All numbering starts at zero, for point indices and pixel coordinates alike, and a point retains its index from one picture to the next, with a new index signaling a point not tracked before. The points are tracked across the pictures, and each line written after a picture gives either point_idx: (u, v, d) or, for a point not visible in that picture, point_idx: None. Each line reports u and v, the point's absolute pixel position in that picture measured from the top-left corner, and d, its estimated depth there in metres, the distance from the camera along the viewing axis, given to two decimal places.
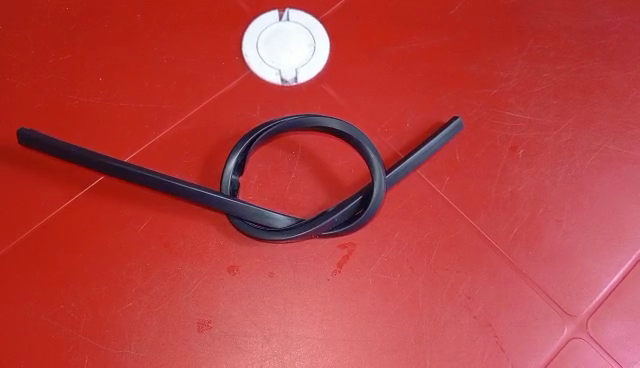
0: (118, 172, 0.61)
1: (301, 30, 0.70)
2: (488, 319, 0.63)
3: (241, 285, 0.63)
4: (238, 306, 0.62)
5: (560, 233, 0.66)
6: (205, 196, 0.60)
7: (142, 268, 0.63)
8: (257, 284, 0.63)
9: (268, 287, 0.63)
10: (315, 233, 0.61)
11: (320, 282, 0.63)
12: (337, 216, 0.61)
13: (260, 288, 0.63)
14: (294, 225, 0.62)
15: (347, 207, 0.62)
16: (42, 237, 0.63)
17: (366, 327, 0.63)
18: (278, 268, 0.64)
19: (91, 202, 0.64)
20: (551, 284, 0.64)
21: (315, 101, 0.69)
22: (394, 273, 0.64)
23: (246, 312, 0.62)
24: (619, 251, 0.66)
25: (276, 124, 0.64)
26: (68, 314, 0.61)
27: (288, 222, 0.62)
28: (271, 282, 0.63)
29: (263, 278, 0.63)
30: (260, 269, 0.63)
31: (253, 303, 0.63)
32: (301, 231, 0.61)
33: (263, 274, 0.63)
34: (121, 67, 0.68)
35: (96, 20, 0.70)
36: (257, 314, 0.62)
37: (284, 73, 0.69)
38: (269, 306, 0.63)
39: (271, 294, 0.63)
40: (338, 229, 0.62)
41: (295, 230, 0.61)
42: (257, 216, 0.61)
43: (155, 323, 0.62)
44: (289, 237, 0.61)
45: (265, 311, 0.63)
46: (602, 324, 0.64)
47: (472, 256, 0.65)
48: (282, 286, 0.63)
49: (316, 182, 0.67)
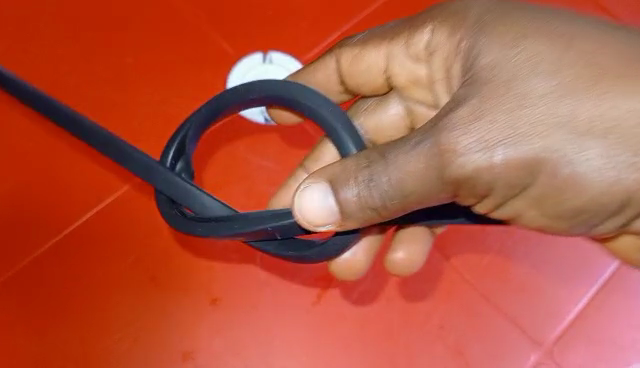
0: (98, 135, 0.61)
1: (283, 73, 0.75)
2: (459, 348, 0.66)
3: (401, 140, 0.45)
4: (381, 189, 0.45)
5: (527, 264, 0.69)
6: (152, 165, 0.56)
7: (131, 301, 0.66)
8: (359, 164, 0.47)
9: (331, 206, 0.47)
10: (241, 92, 0.57)
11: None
12: (308, 114, 0.57)
13: (348, 191, 0.46)
14: (181, 152, 0.57)
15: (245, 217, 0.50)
16: (33, 272, 0.66)
17: (343, 353, 0.65)
18: (323, 224, 0.47)
19: (83, 236, 0.67)
20: (519, 312, 0.68)
21: (294, 141, 0.72)
22: (370, 304, 0.67)
23: (421, 148, 0.44)
24: (582, 280, 0.69)
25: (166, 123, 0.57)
26: (58, 346, 0.64)
27: (192, 132, 0.57)
28: (327, 217, 0.47)
29: (358, 164, 0.47)
30: (354, 161, 0.47)
31: (381, 163, 0.45)
32: (176, 146, 0.57)
33: (373, 163, 0.46)
34: (113, 106, 0.72)
35: (88, 62, 0.73)
36: (386, 201, 0.46)
37: (267, 111, 0.72)
38: (345, 205, 0.47)
39: (357, 167, 0.47)
40: (340, 113, 0.56)
41: (178, 133, 0.57)
42: (112, 141, 0.59)
43: (141, 354, 0.64)
44: (166, 148, 0.57)
45: (347, 191, 0.46)
46: (569, 350, 0.67)
47: (444, 287, 0.68)
48: (349, 186, 0.47)
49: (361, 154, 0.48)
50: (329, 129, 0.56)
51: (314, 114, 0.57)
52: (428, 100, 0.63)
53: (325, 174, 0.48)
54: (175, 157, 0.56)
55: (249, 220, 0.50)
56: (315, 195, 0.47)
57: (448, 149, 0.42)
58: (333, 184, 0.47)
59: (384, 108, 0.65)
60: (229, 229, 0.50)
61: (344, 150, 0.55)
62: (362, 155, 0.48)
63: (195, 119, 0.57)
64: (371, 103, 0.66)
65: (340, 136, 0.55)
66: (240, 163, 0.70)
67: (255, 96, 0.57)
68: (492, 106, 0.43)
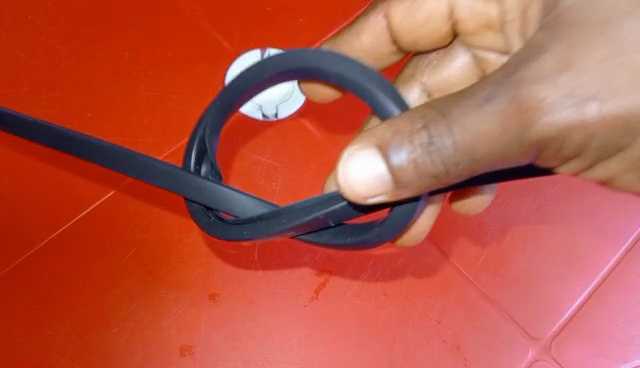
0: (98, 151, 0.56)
1: None
2: (457, 343, 0.66)
3: (467, 92, 0.45)
4: (449, 141, 0.44)
5: (525, 260, 0.69)
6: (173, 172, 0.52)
7: (128, 296, 0.66)
8: (424, 118, 0.44)
9: (381, 172, 0.45)
10: (249, 76, 0.52)
11: (405, 90, 0.69)
12: (336, 81, 0.50)
13: (405, 150, 0.45)
14: (203, 153, 0.53)
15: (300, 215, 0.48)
16: (31, 267, 0.66)
17: (340, 348, 0.65)
18: (372, 194, 0.46)
19: (80, 231, 0.67)
20: (516, 307, 0.68)
21: (294, 137, 0.72)
22: (368, 299, 0.67)
23: (499, 98, 0.44)
24: (580, 276, 0.69)
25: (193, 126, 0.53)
26: (56, 340, 0.64)
27: (208, 129, 0.52)
28: (378, 186, 0.45)
29: (415, 116, 0.45)
30: (410, 114, 0.45)
31: (450, 114, 0.44)
32: (196, 146, 0.53)
33: (430, 120, 0.44)
34: (110, 101, 0.72)
35: (87, 57, 0.73)
36: (459, 155, 0.44)
37: (265, 108, 0.73)
38: (401, 167, 0.45)
39: (423, 118, 0.44)
40: (369, 71, 0.49)
41: (193, 135, 0.53)
42: (129, 156, 0.54)
43: (139, 348, 0.64)
44: (185, 153, 0.53)
45: (406, 150, 0.45)
46: (565, 345, 0.67)
47: (441, 282, 0.68)
48: (400, 149, 0.45)
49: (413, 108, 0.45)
50: (363, 94, 0.49)
51: (343, 79, 0.49)
52: (498, 45, 0.66)
53: (369, 137, 0.46)
54: (197, 161, 0.53)
55: (295, 212, 0.48)
56: (364, 162, 0.45)
57: (533, 105, 0.44)
58: (383, 150, 0.45)
59: (450, 60, 0.69)
60: (277, 224, 0.48)
61: (388, 113, 0.48)
62: (419, 108, 0.45)
63: (208, 114, 0.53)
64: (434, 58, 0.70)
65: (378, 96, 0.49)
66: (239, 160, 0.71)
67: (270, 75, 0.51)
68: (579, 60, 0.44)
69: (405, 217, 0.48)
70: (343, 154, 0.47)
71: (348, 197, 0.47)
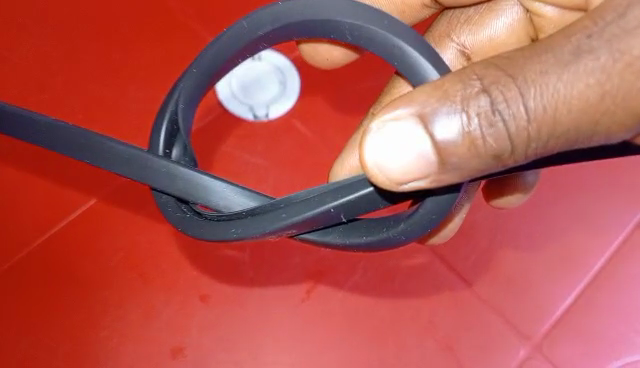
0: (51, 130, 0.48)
1: (271, 69, 0.75)
2: (449, 343, 0.66)
3: (543, 48, 0.41)
4: (523, 108, 0.40)
5: (516, 260, 0.69)
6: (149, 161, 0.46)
7: (119, 297, 0.65)
8: (484, 80, 0.40)
9: (421, 147, 0.41)
10: (240, 35, 0.48)
11: (440, 48, 0.65)
12: (351, 39, 0.47)
13: (454, 121, 0.40)
14: (172, 136, 0.49)
15: (305, 211, 0.43)
16: (21, 269, 0.66)
17: (332, 348, 0.65)
18: (411, 175, 0.42)
19: (69, 233, 0.67)
20: (508, 306, 0.68)
21: (285, 137, 0.72)
22: (359, 299, 0.67)
23: (583, 58, 0.40)
24: (571, 275, 0.69)
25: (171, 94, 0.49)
26: (45, 343, 0.64)
27: (183, 104, 0.49)
28: (417, 165, 0.41)
29: (467, 76, 0.41)
30: (452, 77, 0.41)
31: (523, 76, 0.40)
32: (167, 127, 0.49)
33: (489, 83, 0.40)
34: (100, 102, 0.72)
35: (77, 59, 0.73)
36: (534, 126, 0.40)
37: (256, 108, 0.73)
38: (449, 141, 0.41)
39: (489, 78, 0.40)
40: (397, 25, 0.45)
41: (163, 114, 0.49)
42: (89, 145, 0.46)
43: (130, 350, 0.64)
44: (153, 136, 0.49)
45: (459, 119, 0.40)
46: (558, 344, 0.67)
47: (433, 282, 0.68)
48: (446, 121, 0.40)
49: (463, 68, 0.42)
50: (391, 52, 0.46)
51: (367, 36, 0.46)
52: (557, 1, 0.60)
53: (408, 106, 0.41)
54: (167, 146, 0.49)
55: (298, 205, 0.43)
56: (401, 133, 0.41)
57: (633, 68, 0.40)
58: (424, 119, 0.41)
59: (493, 15, 0.65)
60: (273, 224, 0.43)
61: (420, 76, 0.45)
62: (468, 67, 0.41)
63: (185, 86, 0.49)
64: (473, 13, 0.66)
65: (409, 53, 0.45)
66: (230, 160, 0.71)
67: (267, 32, 0.48)
68: None
69: (436, 211, 0.45)
70: (369, 126, 0.43)
71: (381, 185, 0.42)
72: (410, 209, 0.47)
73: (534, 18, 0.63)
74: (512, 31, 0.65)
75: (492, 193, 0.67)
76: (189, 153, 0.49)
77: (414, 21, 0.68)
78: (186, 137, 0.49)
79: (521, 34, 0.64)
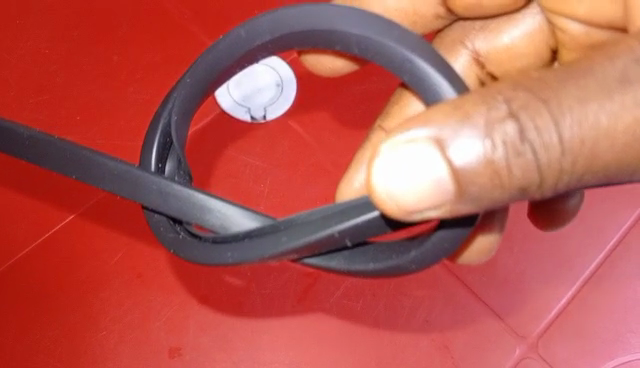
0: (52, 150, 0.48)
1: (269, 73, 0.75)
2: (446, 342, 0.66)
3: (582, 70, 0.37)
4: (556, 138, 0.37)
5: (511, 260, 0.70)
6: (142, 180, 0.44)
7: (117, 298, 0.66)
8: (512, 104, 0.37)
9: (437, 174, 0.38)
10: (238, 45, 0.49)
11: (452, 56, 0.67)
12: (358, 50, 0.46)
13: (475, 146, 0.37)
14: (165, 150, 0.49)
15: (304, 236, 0.40)
16: (20, 270, 0.66)
17: (329, 348, 0.66)
18: (426, 205, 0.39)
19: (67, 236, 0.67)
20: (503, 305, 0.68)
21: (281, 139, 0.73)
22: (356, 299, 0.67)
23: (632, 86, 0.37)
24: (567, 275, 0.69)
25: (165, 106, 0.49)
26: (44, 344, 0.64)
27: (177, 115, 0.49)
28: (435, 196, 0.39)
29: (491, 97, 0.38)
30: (473, 98, 0.38)
31: (557, 102, 0.37)
32: (160, 140, 0.49)
33: (520, 107, 0.37)
34: (97, 104, 0.72)
35: (75, 61, 0.73)
36: (568, 158, 0.38)
37: (253, 111, 0.73)
38: (470, 169, 0.38)
39: (518, 102, 0.37)
40: (407, 38, 0.45)
41: (156, 126, 0.49)
42: (84, 164, 0.46)
43: (127, 350, 0.64)
44: (146, 150, 0.48)
45: (482, 146, 0.37)
46: (553, 343, 0.67)
47: (429, 282, 0.69)
48: (464, 146, 0.37)
49: (487, 87, 0.39)
50: (401, 64, 0.45)
51: (376, 49, 0.45)
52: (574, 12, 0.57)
53: (423, 128, 0.38)
54: (160, 160, 0.49)
55: (297, 229, 0.40)
56: (417, 161, 0.38)
57: None
58: (441, 144, 0.38)
59: (511, 24, 0.65)
60: (273, 249, 0.40)
61: (432, 91, 0.44)
62: (492, 87, 0.38)
63: (178, 96, 0.49)
64: (491, 21, 0.66)
65: (420, 66, 0.44)
66: (227, 162, 0.71)
67: (266, 41, 0.48)
68: None
69: (451, 240, 0.42)
70: (380, 146, 0.40)
71: (389, 214, 0.39)
72: (423, 235, 0.44)
73: (557, 32, 0.61)
74: (529, 39, 0.64)
75: (538, 221, 0.63)
76: (183, 167, 0.49)
77: (427, 31, 0.69)
78: (180, 151, 0.48)
79: (539, 42, 0.64)
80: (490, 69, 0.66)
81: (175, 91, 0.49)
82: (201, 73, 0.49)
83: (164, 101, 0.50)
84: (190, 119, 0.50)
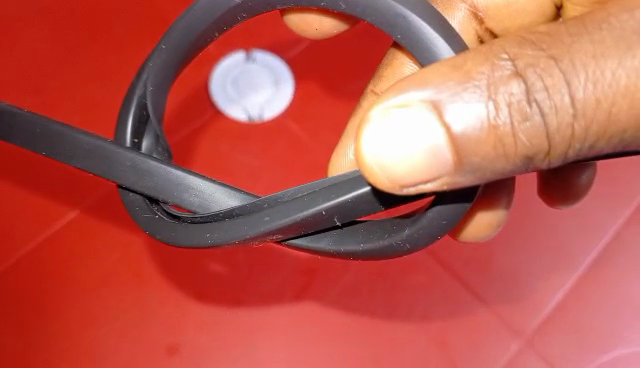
0: (20, 122, 0.45)
1: (265, 71, 0.76)
2: (442, 338, 0.67)
3: (595, 26, 0.37)
4: (567, 98, 0.37)
5: (507, 257, 0.70)
6: (117, 156, 0.42)
7: (115, 296, 0.66)
8: (517, 62, 0.37)
9: (434, 143, 0.38)
10: (216, 4, 0.47)
11: (450, 11, 0.63)
12: (346, 5, 0.46)
13: (474, 110, 0.37)
14: (142, 123, 0.47)
15: (290, 215, 0.39)
16: (20, 268, 0.67)
17: (327, 344, 0.66)
18: (420, 179, 0.39)
19: (67, 233, 0.68)
20: (500, 302, 0.69)
21: (277, 138, 0.73)
22: (353, 296, 0.68)
23: None
24: (561, 272, 0.70)
25: (141, 77, 0.48)
26: (42, 341, 0.64)
27: (152, 85, 0.47)
28: (435, 164, 0.38)
29: (496, 56, 0.37)
30: (475, 55, 0.38)
31: (568, 59, 0.37)
32: (135, 114, 0.47)
33: (532, 65, 0.37)
34: (95, 103, 0.72)
35: (72, 60, 0.74)
36: (579, 120, 0.38)
37: (250, 109, 0.74)
38: (471, 134, 0.37)
39: (524, 60, 0.37)
40: None
41: (131, 99, 0.47)
42: (54, 138, 0.44)
43: (126, 348, 0.65)
44: (121, 123, 0.47)
45: (483, 108, 0.37)
46: (549, 339, 0.67)
47: (426, 279, 0.69)
48: (461, 109, 0.37)
49: (489, 45, 0.38)
50: (394, 20, 0.43)
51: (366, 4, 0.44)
52: None
53: (420, 90, 0.37)
54: (137, 135, 0.47)
55: (283, 207, 0.40)
56: (412, 127, 0.37)
57: None
58: (438, 109, 0.37)
59: None
60: (255, 228, 0.40)
61: (428, 54, 0.42)
62: (496, 44, 0.38)
63: (155, 65, 0.47)
64: None
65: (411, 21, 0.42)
66: (225, 160, 0.72)
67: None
68: None
69: (448, 216, 0.41)
70: (369, 113, 0.39)
71: (381, 188, 0.38)
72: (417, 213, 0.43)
73: None
74: None
75: (553, 199, 0.64)
76: (161, 143, 0.47)
77: None
78: (157, 126, 0.47)
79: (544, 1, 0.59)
80: (490, 25, 0.63)
81: (151, 60, 0.48)
82: (176, 38, 0.47)
83: (138, 72, 0.48)
84: (168, 90, 0.48)
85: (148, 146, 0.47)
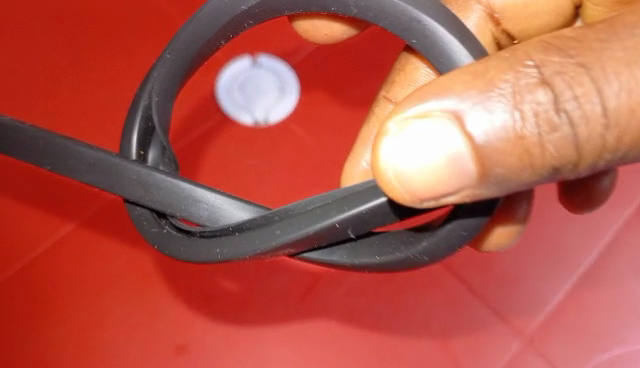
0: (32, 139, 0.46)
1: (271, 76, 0.77)
2: (444, 338, 0.68)
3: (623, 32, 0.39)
4: (594, 107, 0.38)
5: (508, 258, 0.72)
6: (129, 172, 0.44)
7: (125, 296, 0.68)
8: (543, 70, 0.39)
9: (457, 151, 0.39)
10: (218, 12, 0.49)
11: (465, 13, 0.66)
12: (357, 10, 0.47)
13: (493, 120, 0.38)
14: (147, 136, 0.48)
15: (303, 230, 0.40)
16: (32, 270, 0.68)
17: (331, 344, 0.67)
18: (446, 189, 0.40)
19: (79, 235, 0.70)
20: (501, 303, 0.70)
21: (283, 142, 0.74)
22: (357, 297, 0.69)
23: None
24: (562, 273, 0.71)
25: (144, 88, 0.49)
26: (54, 340, 0.66)
27: (157, 96, 0.48)
28: (464, 172, 0.39)
29: (521, 63, 0.39)
30: (498, 62, 0.39)
31: (595, 66, 0.38)
32: (139, 127, 0.48)
33: (560, 72, 0.38)
34: (106, 109, 0.75)
35: (83, 69, 0.76)
36: (607, 127, 0.39)
37: (256, 114, 0.75)
38: (494, 142, 0.38)
39: (550, 67, 0.39)
40: None
41: (135, 111, 0.48)
42: (67, 154, 0.45)
43: (135, 347, 0.66)
44: (126, 136, 0.48)
45: (508, 117, 0.38)
46: (550, 339, 0.68)
47: (429, 280, 0.70)
48: (482, 116, 0.38)
49: (513, 51, 0.40)
50: (408, 24, 0.44)
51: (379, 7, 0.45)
52: None
53: (441, 100, 0.39)
54: (142, 147, 0.48)
55: (295, 221, 0.40)
56: (437, 135, 0.39)
57: None
58: (459, 119, 0.38)
59: None
60: (266, 243, 0.41)
61: (444, 57, 0.43)
62: (520, 51, 0.40)
63: (160, 74, 0.49)
64: None
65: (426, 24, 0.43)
66: (231, 164, 0.73)
67: (251, 6, 0.49)
68: None
69: (467, 228, 0.42)
70: (386, 125, 0.40)
71: (398, 201, 0.39)
72: (436, 224, 0.44)
73: None
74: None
75: (575, 205, 0.64)
76: (167, 154, 0.48)
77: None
78: (162, 137, 0.48)
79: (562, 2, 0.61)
80: (505, 26, 0.65)
81: (155, 71, 0.49)
82: (181, 46, 0.49)
83: (142, 84, 0.49)
84: (172, 99, 0.49)
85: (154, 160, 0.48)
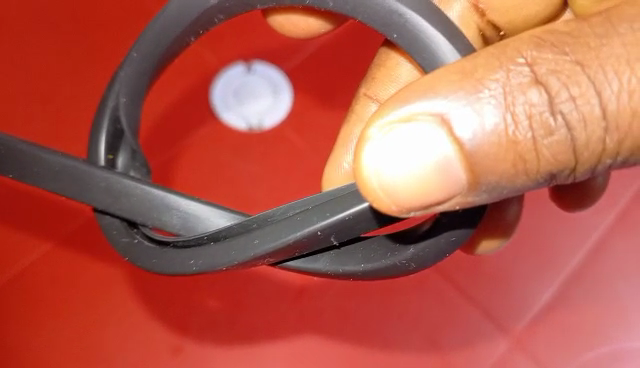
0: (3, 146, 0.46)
1: (265, 82, 0.79)
2: (433, 338, 0.70)
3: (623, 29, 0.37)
4: (594, 108, 0.37)
5: (497, 258, 0.73)
6: (112, 181, 0.44)
7: (123, 299, 0.70)
8: (537, 69, 0.37)
9: (443, 154, 0.38)
10: (190, 7, 0.49)
11: (447, 4, 0.65)
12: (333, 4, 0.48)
13: (478, 124, 0.37)
14: (115, 139, 0.48)
15: (284, 237, 0.40)
16: (32, 273, 0.70)
17: (323, 344, 0.70)
18: (436, 195, 0.39)
19: (77, 239, 0.72)
20: (489, 302, 0.72)
21: (276, 147, 0.76)
22: (348, 298, 0.71)
23: None
24: (549, 273, 0.73)
25: (113, 89, 0.49)
26: (54, 341, 0.68)
27: (125, 97, 0.49)
28: (452, 176, 0.39)
29: (512, 58, 0.38)
30: (487, 60, 0.38)
31: (595, 66, 0.37)
32: (107, 131, 0.48)
33: (559, 73, 0.37)
34: None
35: (80, 74, 0.78)
36: (607, 131, 0.38)
37: (250, 120, 0.77)
38: (484, 147, 0.37)
39: (545, 66, 0.37)
40: None
41: (103, 113, 0.48)
42: (41, 164, 0.45)
43: (133, 348, 0.69)
44: (95, 138, 0.48)
45: (499, 120, 0.37)
46: (536, 338, 0.71)
47: (419, 281, 0.72)
48: (470, 118, 0.37)
49: (504, 47, 0.38)
50: (388, 18, 0.44)
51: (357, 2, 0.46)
52: None
53: (426, 102, 0.37)
54: (111, 150, 0.48)
55: (275, 229, 0.40)
56: (423, 138, 0.38)
57: None
58: (446, 122, 0.37)
59: None
60: (245, 251, 0.40)
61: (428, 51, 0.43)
62: (511, 47, 0.38)
63: (128, 75, 0.49)
64: None
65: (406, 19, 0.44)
66: (226, 168, 0.75)
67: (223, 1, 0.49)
68: None
69: (456, 234, 0.44)
70: (368, 131, 0.39)
71: (382, 209, 0.39)
72: (421, 231, 0.45)
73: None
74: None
75: (567, 204, 0.67)
76: (138, 159, 0.49)
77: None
78: (132, 140, 0.49)
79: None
80: (491, 17, 0.63)
81: (123, 69, 0.49)
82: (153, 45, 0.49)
83: (109, 82, 0.49)
84: (140, 101, 0.50)
85: (124, 164, 0.49)
